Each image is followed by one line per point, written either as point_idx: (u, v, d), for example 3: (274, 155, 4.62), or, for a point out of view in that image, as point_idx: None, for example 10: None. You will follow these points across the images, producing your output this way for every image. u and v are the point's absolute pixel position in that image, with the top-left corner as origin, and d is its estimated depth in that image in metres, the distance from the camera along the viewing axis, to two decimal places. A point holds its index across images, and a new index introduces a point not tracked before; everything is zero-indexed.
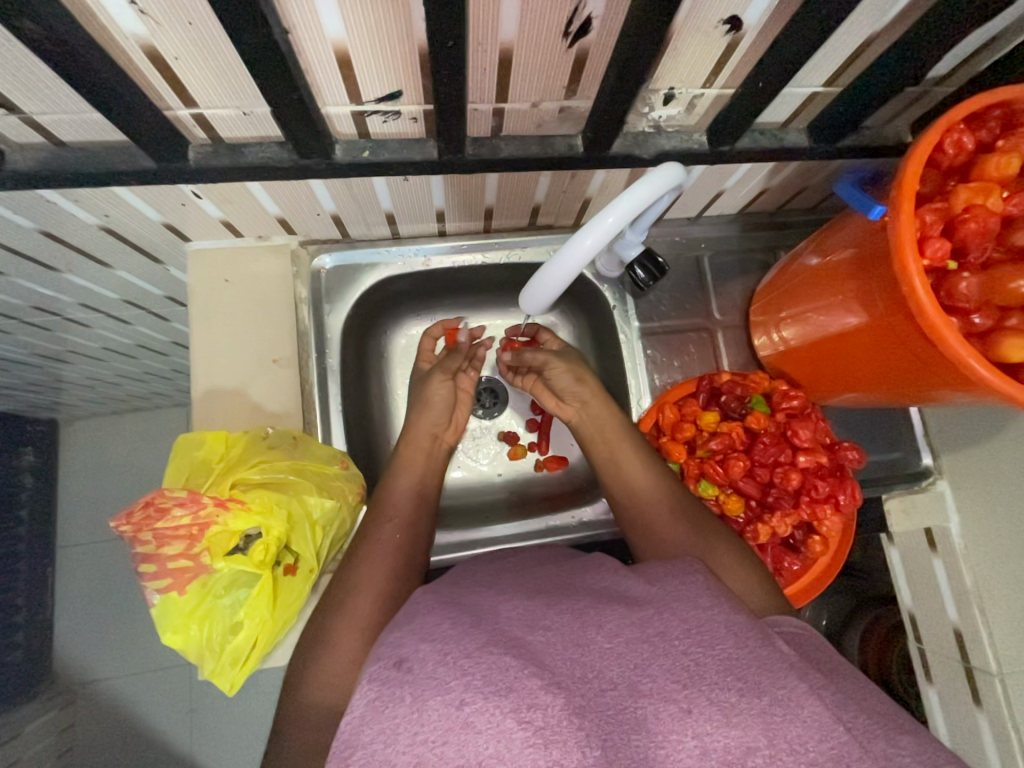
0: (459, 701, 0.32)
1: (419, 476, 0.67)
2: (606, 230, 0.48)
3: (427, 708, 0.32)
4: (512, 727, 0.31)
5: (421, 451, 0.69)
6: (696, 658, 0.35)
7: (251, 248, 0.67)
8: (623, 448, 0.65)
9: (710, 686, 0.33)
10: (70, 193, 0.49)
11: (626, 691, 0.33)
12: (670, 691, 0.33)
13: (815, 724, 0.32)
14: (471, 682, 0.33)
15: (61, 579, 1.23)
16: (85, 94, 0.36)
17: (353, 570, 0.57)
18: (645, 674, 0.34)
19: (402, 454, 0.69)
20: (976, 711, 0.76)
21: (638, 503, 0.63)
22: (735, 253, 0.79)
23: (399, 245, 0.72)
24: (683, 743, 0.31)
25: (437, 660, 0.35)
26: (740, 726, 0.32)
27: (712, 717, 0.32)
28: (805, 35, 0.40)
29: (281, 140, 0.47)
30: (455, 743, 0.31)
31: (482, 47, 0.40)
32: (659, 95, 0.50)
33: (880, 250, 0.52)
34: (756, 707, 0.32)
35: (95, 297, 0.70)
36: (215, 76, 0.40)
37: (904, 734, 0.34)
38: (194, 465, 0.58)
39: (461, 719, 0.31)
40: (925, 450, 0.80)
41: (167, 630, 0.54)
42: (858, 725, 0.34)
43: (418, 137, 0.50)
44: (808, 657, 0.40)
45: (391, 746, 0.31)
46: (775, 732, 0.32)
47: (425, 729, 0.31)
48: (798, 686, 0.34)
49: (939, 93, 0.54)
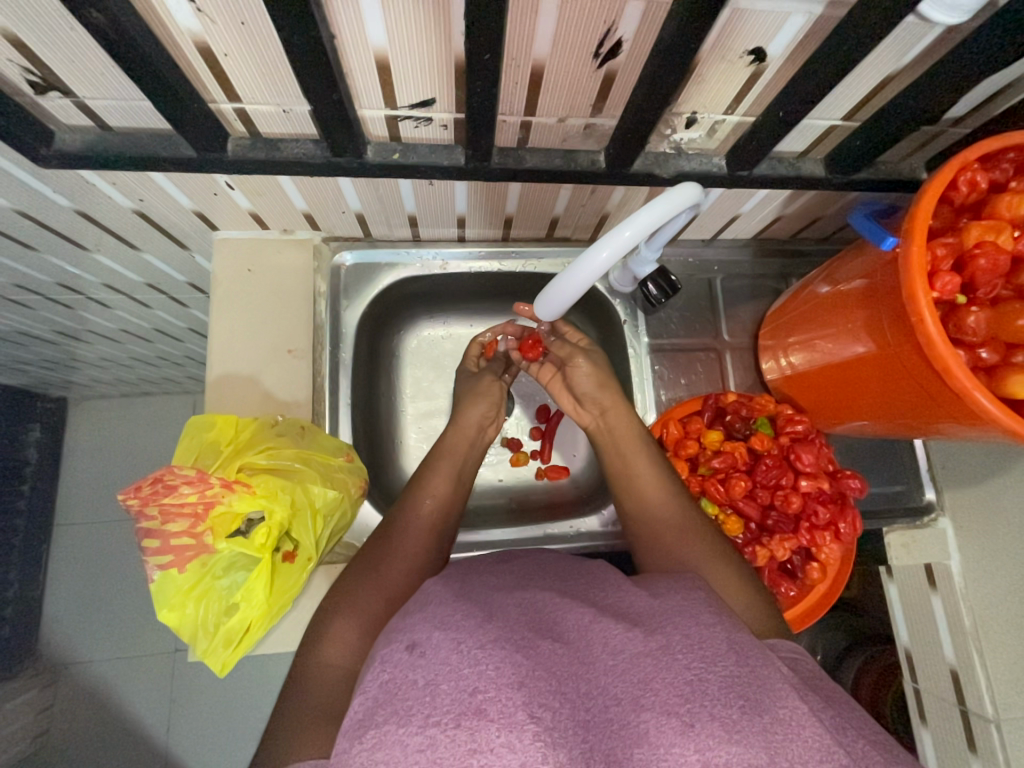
0: (472, 689, 0.33)
1: (460, 463, 0.69)
2: (622, 243, 0.49)
3: (440, 692, 0.33)
4: (524, 720, 0.32)
5: (466, 440, 0.72)
6: (698, 673, 0.35)
7: (275, 240, 0.69)
8: (637, 455, 0.66)
9: (712, 701, 0.34)
10: (110, 176, 0.51)
11: (629, 706, 0.34)
12: (672, 704, 0.33)
13: (816, 745, 0.33)
14: (484, 672, 0.34)
15: (56, 556, 1.23)
16: (139, 82, 0.38)
17: (376, 558, 0.58)
18: (648, 688, 0.34)
19: (448, 441, 0.71)
20: (970, 757, 0.75)
21: (650, 511, 0.64)
22: (747, 278, 0.80)
23: (418, 247, 0.73)
24: (684, 756, 0.31)
25: (450, 647, 0.36)
26: (741, 743, 0.32)
27: (714, 732, 0.32)
28: (830, 75, 0.42)
29: (316, 138, 0.49)
30: (467, 727, 0.31)
31: (515, 62, 0.42)
32: (681, 118, 0.51)
33: (890, 281, 0.53)
34: (758, 725, 0.33)
35: (119, 279, 0.72)
36: (260, 73, 0.41)
37: (899, 763, 0.35)
38: (204, 445, 0.59)
39: (474, 705, 0.32)
40: (929, 486, 0.80)
41: (164, 606, 0.55)
42: (856, 749, 0.34)
43: (446, 143, 0.51)
44: (808, 680, 0.41)
45: (404, 726, 0.32)
46: (775, 751, 0.32)
47: (437, 711, 0.32)
48: (798, 707, 0.35)
49: (954, 134, 0.56)
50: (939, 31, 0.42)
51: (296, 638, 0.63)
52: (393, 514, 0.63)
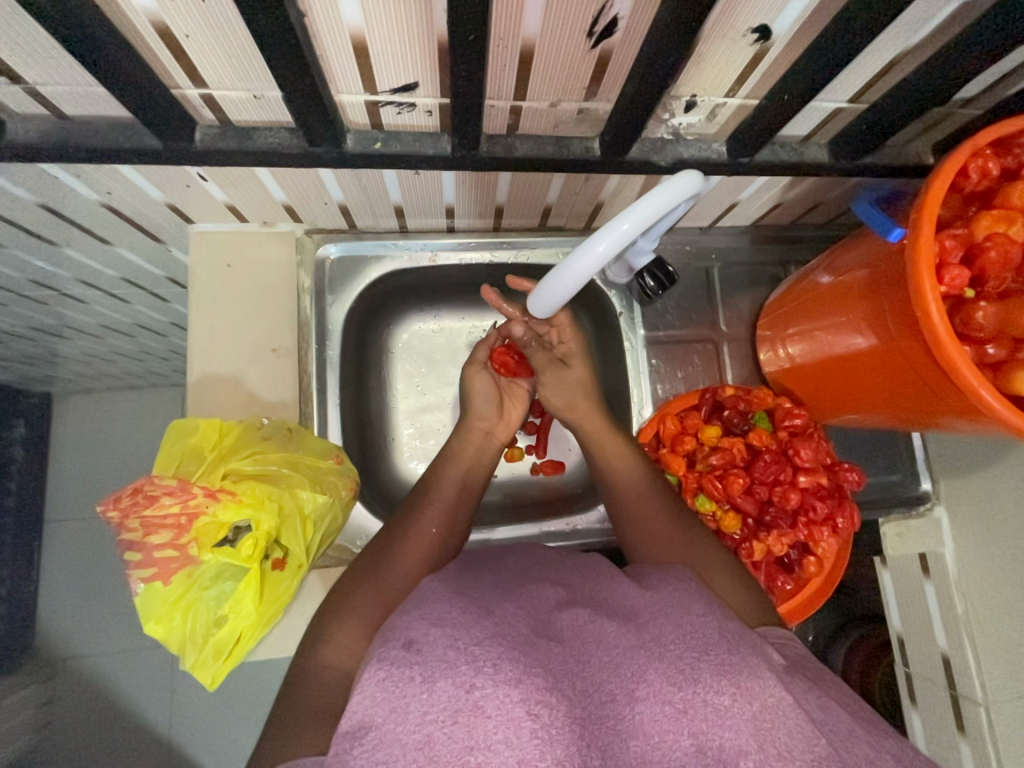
0: (469, 685, 0.32)
1: (465, 469, 0.68)
2: (619, 237, 0.47)
3: (436, 689, 0.32)
4: (521, 716, 0.30)
5: (472, 446, 0.71)
6: (690, 662, 0.34)
7: (255, 233, 0.67)
8: (628, 460, 0.66)
9: (705, 686, 0.32)
10: (73, 168, 0.48)
11: (624, 700, 0.32)
12: (666, 693, 0.32)
13: (799, 733, 0.31)
14: (482, 667, 0.32)
15: (46, 553, 1.21)
16: (93, 66, 0.35)
17: (377, 557, 0.57)
18: (642, 680, 0.33)
19: (455, 444, 0.70)
20: (960, 740, 0.76)
21: (636, 510, 0.62)
22: (745, 265, 0.78)
23: (406, 238, 0.71)
24: (679, 741, 0.31)
25: (447, 644, 0.34)
26: (731, 728, 0.31)
27: (707, 715, 0.31)
28: (839, 51, 0.39)
29: (291, 126, 0.46)
30: (465, 724, 0.30)
31: (504, 42, 0.39)
32: (680, 101, 0.49)
33: (896, 273, 0.51)
34: (747, 712, 0.32)
35: (93, 274, 0.69)
36: (226, 57, 0.39)
37: (890, 740, 0.34)
38: (186, 451, 0.57)
39: (471, 701, 0.31)
40: (925, 475, 0.79)
41: (150, 619, 0.54)
42: (843, 730, 0.33)
43: (432, 131, 0.49)
44: (800, 666, 0.40)
45: (402, 723, 0.31)
46: (764, 738, 0.31)
47: (435, 707, 0.31)
48: (784, 695, 0.33)
49: (963, 116, 0.54)
50: (954, 6, 0.40)
51: (291, 642, 0.63)
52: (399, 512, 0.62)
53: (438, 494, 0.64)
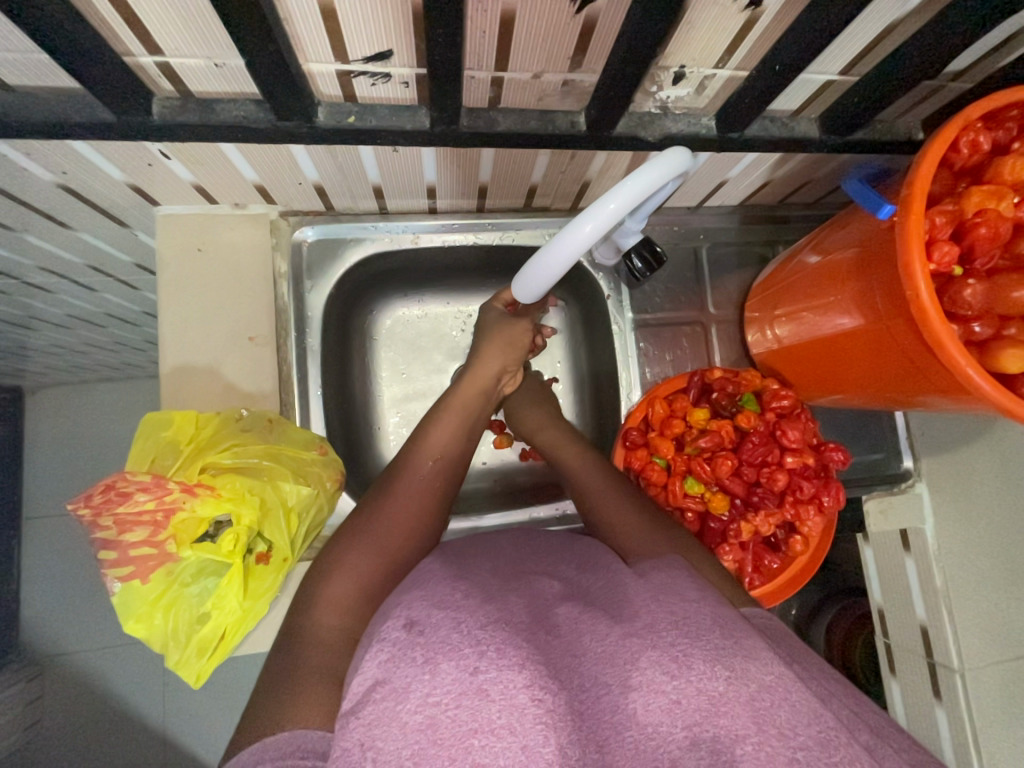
0: (473, 668, 0.31)
1: (467, 417, 0.67)
2: (606, 217, 0.45)
3: (439, 671, 0.31)
4: (526, 702, 0.30)
5: (477, 393, 0.68)
6: (684, 648, 0.32)
7: (226, 216, 0.64)
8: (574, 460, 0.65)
9: (699, 675, 0.31)
10: (23, 146, 0.45)
11: (618, 689, 0.31)
12: (660, 682, 0.31)
13: (803, 709, 0.30)
14: (485, 652, 0.32)
15: (27, 549, 1.19)
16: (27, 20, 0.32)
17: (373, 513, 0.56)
18: (635, 667, 0.31)
19: (459, 389, 0.67)
20: (934, 704, 0.76)
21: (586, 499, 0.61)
22: (734, 245, 0.77)
23: (386, 220, 0.69)
24: (673, 734, 0.29)
25: (451, 627, 0.34)
26: (727, 715, 0.29)
27: (701, 706, 0.30)
28: (833, 15, 0.38)
29: (258, 99, 0.44)
30: (469, 706, 0.30)
31: (482, 7, 0.37)
32: (669, 73, 0.47)
33: (885, 251, 0.50)
34: (744, 694, 0.30)
35: (57, 261, 0.66)
36: (182, 21, 0.36)
37: (884, 725, 0.34)
38: (161, 445, 0.55)
39: (476, 685, 0.30)
40: (907, 452, 0.79)
41: (131, 618, 0.52)
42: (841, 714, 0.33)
43: (409, 104, 0.47)
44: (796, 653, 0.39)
45: (402, 704, 0.30)
46: (764, 720, 0.29)
47: (438, 690, 0.30)
48: (783, 673, 0.32)
49: (954, 89, 0.52)
50: None
51: (271, 634, 0.62)
52: (396, 462, 0.61)
53: (442, 447, 0.63)
